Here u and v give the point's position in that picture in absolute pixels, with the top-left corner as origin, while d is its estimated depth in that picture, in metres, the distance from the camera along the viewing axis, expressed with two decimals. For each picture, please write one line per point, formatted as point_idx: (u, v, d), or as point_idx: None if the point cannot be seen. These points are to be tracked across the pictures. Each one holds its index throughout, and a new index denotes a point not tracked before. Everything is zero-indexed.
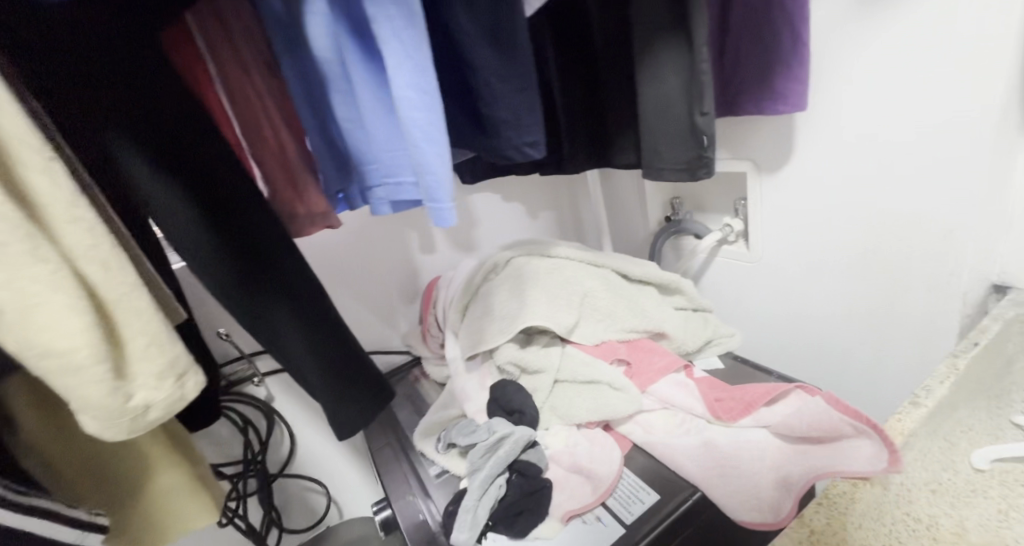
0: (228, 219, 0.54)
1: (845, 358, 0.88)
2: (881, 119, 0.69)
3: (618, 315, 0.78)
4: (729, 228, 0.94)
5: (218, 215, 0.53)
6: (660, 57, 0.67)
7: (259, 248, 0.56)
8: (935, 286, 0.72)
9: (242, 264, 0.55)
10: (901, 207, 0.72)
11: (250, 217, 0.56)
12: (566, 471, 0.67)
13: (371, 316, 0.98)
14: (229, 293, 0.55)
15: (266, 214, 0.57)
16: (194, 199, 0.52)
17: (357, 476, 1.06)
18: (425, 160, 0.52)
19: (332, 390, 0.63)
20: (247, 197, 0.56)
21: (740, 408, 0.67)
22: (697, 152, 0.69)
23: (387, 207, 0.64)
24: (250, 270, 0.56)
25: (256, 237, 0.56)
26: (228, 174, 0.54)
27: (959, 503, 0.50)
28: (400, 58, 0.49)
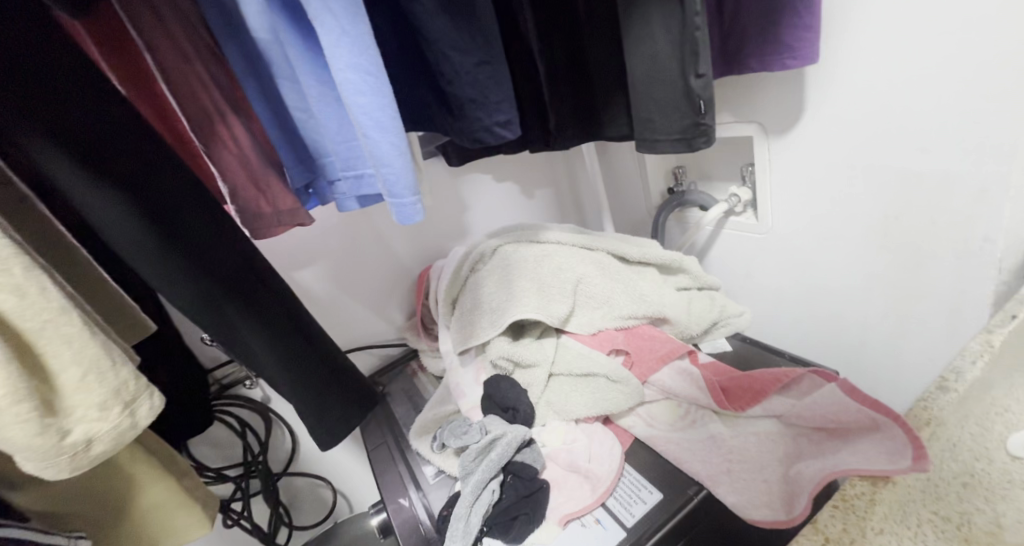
0: (180, 230, 0.50)
1: (866, 332, 0.81)
2: (902, 66, 0.61)
3: (616, 301, 0.72)
4: (735, 198, 0.87)
5: (167, 226, 0.49)
6: (651, 13, 0.60)
7: (217, 257, 0.52)
8: (964, 253, 0.65)
9: (201, 275, 0.51)
10: (926, 165, 0.64)
11: (205, 224, 0.52)
12: (563, 470, 0.63)
13: (365, 312, 0.93)
14: (190, 310, 0.51)
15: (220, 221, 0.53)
16: (140, 210, 0.47)
17: (361, 471, 1.04)
18: (378, 151, 0.47)
19: (311, 400, 0.60)
20: (197, 204, 0.51)
21: (749, 397, 0.62)
22: (694, 119, 0.62)
23: (353, 203, 0.59)
24: (212, 283, 0.52)
25: (211, 246, 0.52)
26: (172, 179, 0.49)
27: (994, 497, 0.46)
28: (335, 36, 0.43)
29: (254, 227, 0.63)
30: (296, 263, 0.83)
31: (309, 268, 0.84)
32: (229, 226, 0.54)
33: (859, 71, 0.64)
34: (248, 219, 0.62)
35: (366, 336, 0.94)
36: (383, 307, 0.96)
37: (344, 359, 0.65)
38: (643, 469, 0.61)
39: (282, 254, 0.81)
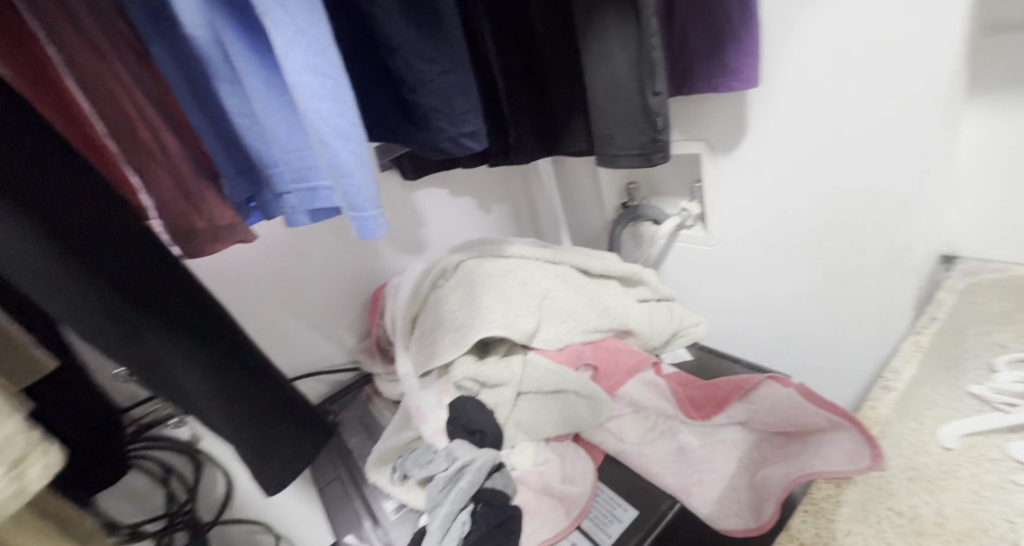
0: (93, 250, 0.43)
1: (807, 338, 0.86)
2: (832, 91, 0.66)
3: (581, 314, 0.71)
4: (686, 212, 0.91)
5: (71, 245, 0.41)
6: (608, 28, 0.61)
7: (136, 280, 0.45)
8: (891, 263, 0.70)
9: (118, 302, 0.44)
10: (855, 181, 0.69)
11: (124, 242, 0.45)
12: (535, 494, 0.60)
13: (315, 335, 0.87)
14: (107, 342, 0.44)
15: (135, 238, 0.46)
16: (34, 227, 0.40)
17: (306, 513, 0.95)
18: (337, 161, 0.43)
19: (254, 439, 0.54)
20: (113, 218, 0.45)
21: (713, 405, 0.64)
22: (651, 135, 0.63)
23: (304, 217, 0.54)
24: (135, 309, 0.45)
25: (130, 267, 0.45)
26: (74, 190, 0.42)
27: (936, 488, 0.53)
28: (289, 34, 0.39)
29: (187, 244, 0.57)
30: (234, 284, 0.75)
31: (248, 289, 0.77)
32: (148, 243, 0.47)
33: (793, 94, 0.70)
34: (179, 234, 0.56)
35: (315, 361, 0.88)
36: (333, 329, 0.89)
37: (293, 388, 0.59)
38: (616, 486, 0.60)
39: (218, 273, 0.73)
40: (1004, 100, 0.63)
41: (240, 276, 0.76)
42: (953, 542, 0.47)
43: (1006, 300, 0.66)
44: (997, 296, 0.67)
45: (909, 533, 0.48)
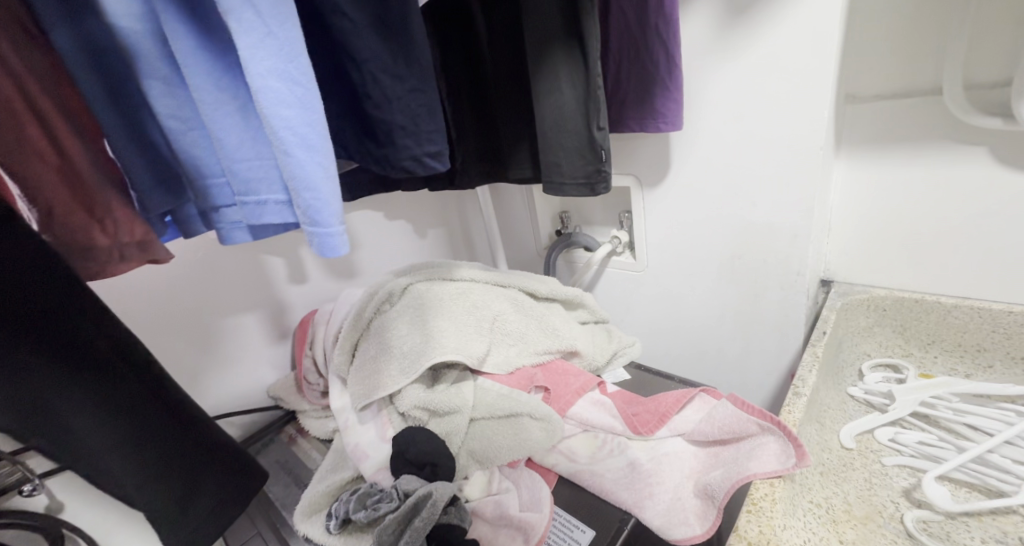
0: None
1: (721, 353, 0.99)
2: (737, 139, 0.77)
3: (530, 337, 0.76)
4: (617, 240, 1.00)
5: None
6: (559, 67, 0.65)
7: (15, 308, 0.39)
8: (787, 285, 0.83)
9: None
10: (757, 216, 0.81)
11: (28, 280, 0.39)
12: (492, 526, 0.58)
13: (221, 365, 0.79)
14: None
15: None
16: None
17: None
18: (301, 172, 0.39)
19: (170, 489, 0.48)
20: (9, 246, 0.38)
21: (656, 420, 0.67)
22: (596, 166, 0.68)
23: (244, 235, 0.49)
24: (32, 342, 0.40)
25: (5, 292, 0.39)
26: None
27: (840, 479, 0.63)
28: (257, 35, 0.36)
29: (79, 264, 0.46)
30: (148, 304, 0.69)
31: (155, 317, 0.70)
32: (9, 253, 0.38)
33: (707, 141, 0.80)
34: (70, 252, 0.44)
35: (234, 393, 0.82)
36: (250, 362, 0.83)
37: (219, 429, 0.54)
38: (571, 509, 0.61)
39: (124, 298, 0.67)
40: (864, 158, 0.78)
41: (151, 298, 0.69)
42: (860, 525, 0.56)
43: (870, 314, 0.84)
44: (863, 313, 0.84)
45: (828, 523, 0.55)
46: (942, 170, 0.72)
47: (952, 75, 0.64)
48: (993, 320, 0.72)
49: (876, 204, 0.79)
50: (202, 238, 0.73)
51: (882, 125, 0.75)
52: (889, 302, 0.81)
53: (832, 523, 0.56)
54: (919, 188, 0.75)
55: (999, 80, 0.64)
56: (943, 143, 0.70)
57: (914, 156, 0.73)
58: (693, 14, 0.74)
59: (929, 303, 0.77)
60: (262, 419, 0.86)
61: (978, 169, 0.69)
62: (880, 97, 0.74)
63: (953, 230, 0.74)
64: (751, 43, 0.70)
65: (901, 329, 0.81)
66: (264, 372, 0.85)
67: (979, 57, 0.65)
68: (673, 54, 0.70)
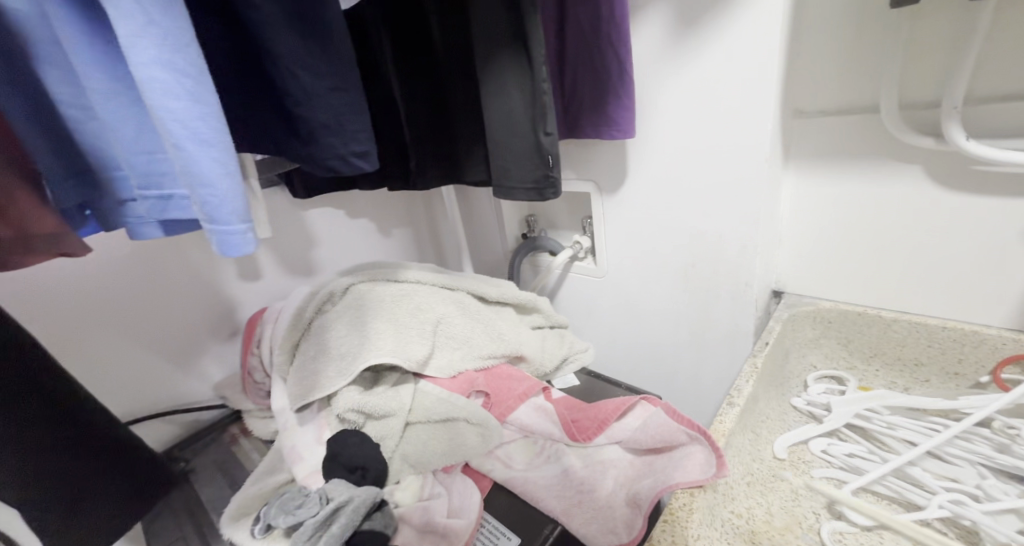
0: None
1: (675, 360, 0.99)
2: (685, 150, 0.78)
3: (475, 341, 0.76)
4: (579, 245, 1.01)
5: None
6: (504, 70, 0.65)
7: None
8: (736, 296, 0.83)
9: None
10: (707, 226, 0.81)
11: None
12: (417, 532, 0.58)
13: (160, 362, 0.77)
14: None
15: None
16: None
17: None
18: (195, 167, 0.38)
19: (64, 495, 0.48)
20: None
21: (595, 426, 0.67)
22: (543, 171, 0.68)
23: (155, 229, 0.50)
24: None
25: None
26: None
27: (766, 489, 0.63)
28: (137, 24, 0.35)
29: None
30: (75, 296, 0.67)
31: (84, 312, 0.68)
32: None
33: (655, 151, 0.81)
34: None
35: (172, 393, 0.79)
36: (193, 359, 0.82)
37: (126, 438, 0.54)
38: (500, 516, 0.60)
39: (49, 292, 0.65)
40: (811, 171, 0.79)
41: (82, 293, 0.68)
42: (777, 536, 0.57)
43: (816, 326, 0.85)
44: (809, 325, 0.85)
45: (748, 533, 0.56)
46: (882, 188, 0.73)
47: (888, 95, 0.65)
48: (930, 335, 0.74)
49: (823, 218, 0.80)
50: None
51: (826, 140, 0.76)
52: (834, 314, 0.83)
53: (752, 534, 0.56)
54: (863, 205, 0.76)
55: (933, 100, 0.65)
56: (885, 160, 0.71)
57: (858, 172, 0.74)
58: (642, 24, 0.74)
59: (871, 316, 0.79)
60: (206, 417, 0.84)
61: (913, 188, 0.70)
62: (825, 113, 0.75)
63: (891, 246, 0.75)
64: (696, 54, 0.71)
65: (845, 341, 0.82)
66: (209, 369, 0.84)
67: (915, 78, 0.66)
68: (623, 61, 0.71)
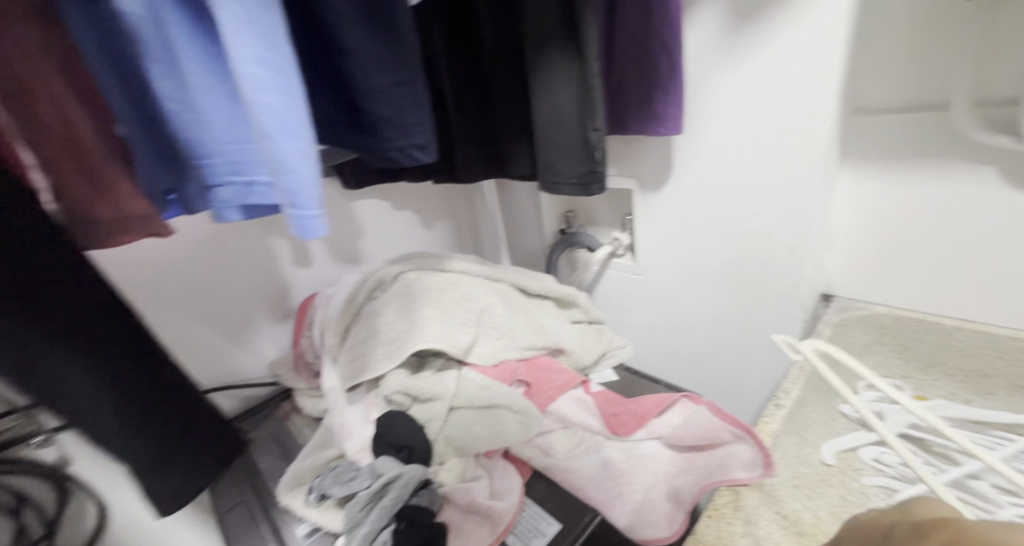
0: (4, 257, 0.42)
1: (716, 361, 0.98)
2: (736, 148, 0.77)
3: (517, 332, 0.77)
4: (618, 242, 1.02)
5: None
6: (555, 66, 0.66)
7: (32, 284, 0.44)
8: (784, 298, 0.82)
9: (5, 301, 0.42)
10: (757, 226, 0.80)
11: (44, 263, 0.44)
12: (461, 512, 0.60)
13: (220, 340, 0.82)
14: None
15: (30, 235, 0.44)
16: None
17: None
18: (280, 155, 0.41)
19: (157, 451, 0.52)
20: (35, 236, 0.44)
21: (634, 422, 0.67)
22: (589, 166, 0.69)
23: (235, 213, 0.53)
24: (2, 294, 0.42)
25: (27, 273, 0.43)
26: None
27: (813, 494, 0.60)
28: (240, 23, 0.38)
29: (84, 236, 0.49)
30: (152, 276, 0.73)
31: (160, 290, 0.74)
32: (47, 244, 0.45)
33: (706, 148, 0.80)
34: (74, 221, 0.48)
35: (231, 369, 0.85)
36: (249, 338, 0.87)
37: (204, 399, 0.58)
38: (541, 502, 0.62)
39: (126, 272, 0.70)
40: (869, 171, 0.76)
41: (156, 273, 0.73)
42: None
43: (869, 332, 0.81)
44: (861, 330, 0.82)
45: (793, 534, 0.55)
46: (947, 190, 0.69)
47: (959, 92, 0.62)
48: (998, 345, 0.70)
49: (879, 220, 0.78)
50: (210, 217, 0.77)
51: (886, 139, 0.73)
52: (889, 320, 0.79)
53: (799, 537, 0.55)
54: (925, 207, 0.72)
55: (1008, 98, 0.62)
56: (951, 161, 0.68)
57: (923, 173, 0.71)
58: (697, 21, 0.74)
59: (931, 324, 0.75)
60: (261, 394, 0.89)
61: (983, 190, 0.67)
62: (886, 110, 0.72)
63: (955, 251, 0.72)
64: (754, 50, 0.70)
65: (901, 349, 0.78)
66: (264, 348, 0.89)
67: (989, 75, 0.63)
68: (674, 56, 0.70)
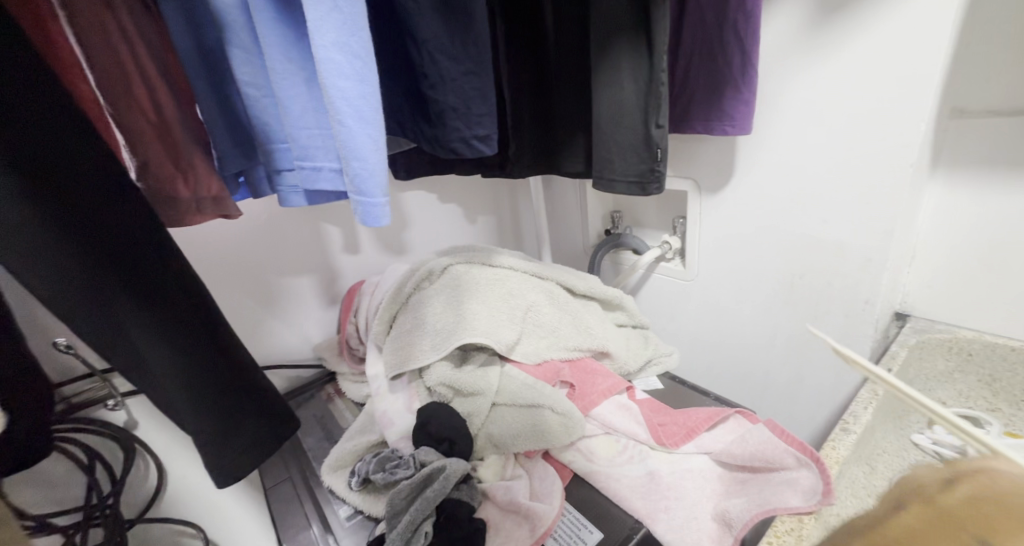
0: (105, 243, 0.45)
1: (770, 377, 0.92)
2: (812, 152, 0.72)
3: (562, 332, 0.76)
4: (668, 244, 0.97)
5: (67, 214, 0.43)
6: (621, 59, 0.64)
7: (130, 262, 0.47)
8: (852, 313, 0.76)
9: (101, 274, 0.45)
10: (827, 236, 0.75)
11: (136, 246, 0.47)
12: (500, 510, 0.59)
13: (271, 318, 0.86)
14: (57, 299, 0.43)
15: (132, 224, 0.47)
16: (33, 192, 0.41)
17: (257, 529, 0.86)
18: (351, 141, 0.43)
19: (217, 426, 0.53)
20: (132, 223, 0.47)
21: (683, 433, 0.65)
22: (649, 164, 0.67)
23: (300, 198, 0.56)
24: (89, 261, 0.44)
25: (129, 255, 0.47)
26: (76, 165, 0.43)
27: None
28: (325, 9, 0.40)
29: (165, 214, 0.53)
30: (217, 253, 0.76)
31: (226, 267, 0.78)
32: (143, 234, 0.48)
33: (775, 149, 0.75)
34: (158, 200, 0.52)
35: (280, 348, 0.88)
36: (299, 321, 0.90)
37: (265, 380, 0.58)
38: (582, 508, 0.60)
39: (197, 246, 0.74)
40: (958, 179, 0.70)
41: (216, 254, 0.76)
42: None
43: (951, 357, 0.74)
44: (942, 356, 0.74)
45: None
46: None
47: None
48: None
49: (967, 234, 0.71)
50: (270, 201, 0.80)
51: (988, 144, 0.66)
52: (976, 346, 0.72)
53: None
54: None
55: None
56: None
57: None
58: (778, 12, 0.69)
59: None
60: (306, 375, 0.92)
61: None
62: (991, 113, 0.65)
63: None
64: (839, 48, 0.65)
65: (987, 379, 0.70)
66: (311, 331, 0.92)
67: None
68: (748, 51, 0.67)
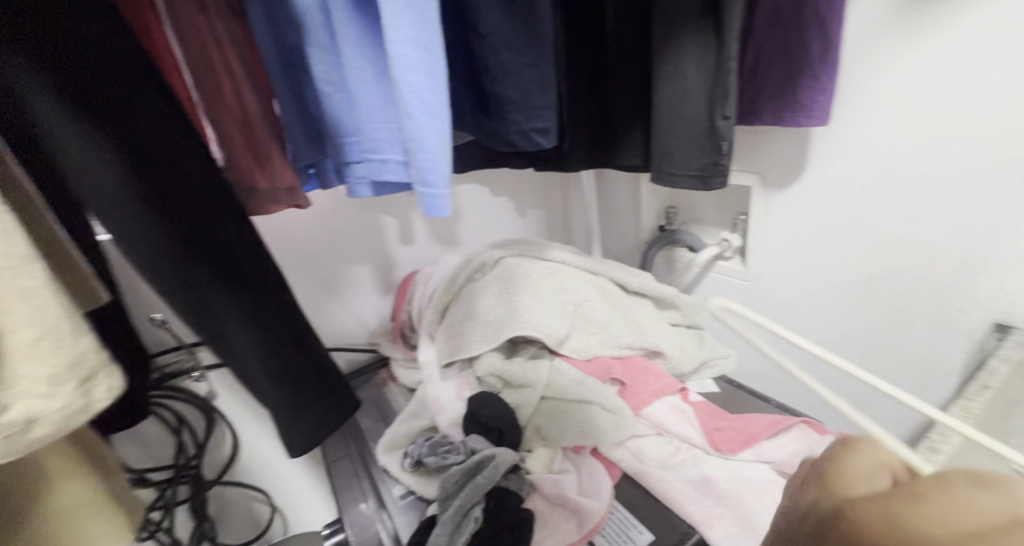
0: (202, 233, 0.49)
1: (838, 386, 0.87)
2: (904, 145, 0.66)
3: (613, 329, 0.75)
4: (727, 243, 0.93)
5: (172, 205, 0.46)
6: (690, 47, 0.62)
7: (220, 249, 0.50)
8: (940, 321, 0.70)
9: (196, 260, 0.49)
10: (916, 236, 0.68)
11: (227, 235, 0.51)
12: (548, 502, 0.59)
13: (330, 303, 0.90)
14: (160, 281, 0.47)
15: (223, 216, 0.51)
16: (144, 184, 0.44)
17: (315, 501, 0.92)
18: (418, 134, 0.45)
19: (288, 401, 0.57)
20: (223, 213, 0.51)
21: (740, 440, 0.62)
22: (713, 157, 0.64)
23: (366, 189, 0.59)
24: (188, 248, 0.48)
25: (219, 243, 0.50)
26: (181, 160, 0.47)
27: None
28: (399, 6, 0.41)
29: (247, 203, 0.58)
30: (285, 240, 0.82)
31: (294, 253, 0.83)
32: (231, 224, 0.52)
33: (860, 141, 0.69)
34: (241, 191, 0.57)
35: (337, 332, 0.92)
36: (357, 307, 0.94)
37: (329, 360, 0.62)
38: (632, 508, 0.59)
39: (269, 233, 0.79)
40: None
41: (286, 241, 0.82)
42: None
43: None
44: None
45: None
46: None
47: None
48: None
49: None
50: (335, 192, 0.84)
51: None
52: None
53: None
54: None
55: None
56: None
57: None
58: None
59: None
60: (362, 358, 0.97)
61: None
62: None
63: None
64: (944, 29, 0.59)
65: None
66: (368, 317, 0.97)
67: None
68: (831, 35, 0.62)
